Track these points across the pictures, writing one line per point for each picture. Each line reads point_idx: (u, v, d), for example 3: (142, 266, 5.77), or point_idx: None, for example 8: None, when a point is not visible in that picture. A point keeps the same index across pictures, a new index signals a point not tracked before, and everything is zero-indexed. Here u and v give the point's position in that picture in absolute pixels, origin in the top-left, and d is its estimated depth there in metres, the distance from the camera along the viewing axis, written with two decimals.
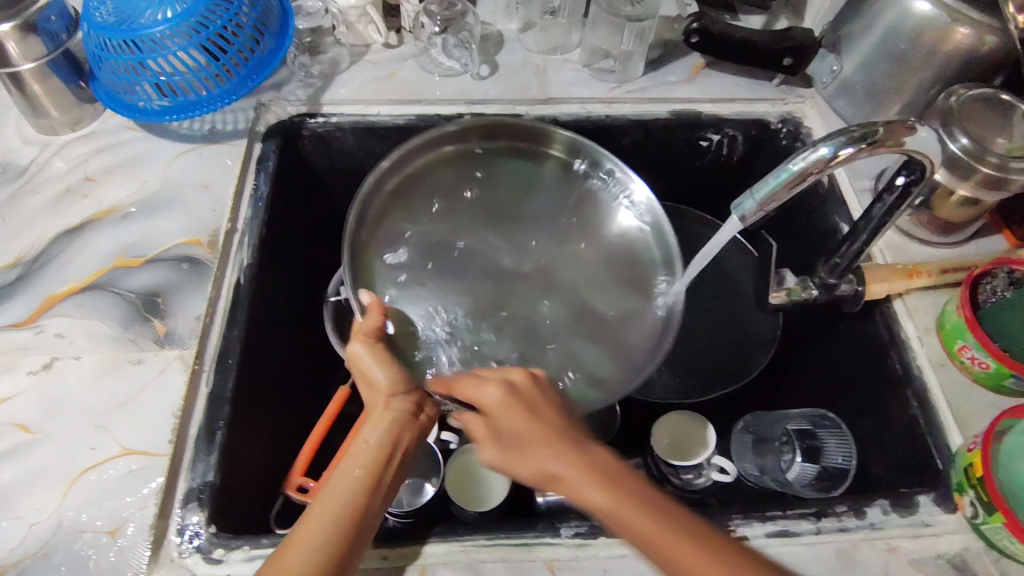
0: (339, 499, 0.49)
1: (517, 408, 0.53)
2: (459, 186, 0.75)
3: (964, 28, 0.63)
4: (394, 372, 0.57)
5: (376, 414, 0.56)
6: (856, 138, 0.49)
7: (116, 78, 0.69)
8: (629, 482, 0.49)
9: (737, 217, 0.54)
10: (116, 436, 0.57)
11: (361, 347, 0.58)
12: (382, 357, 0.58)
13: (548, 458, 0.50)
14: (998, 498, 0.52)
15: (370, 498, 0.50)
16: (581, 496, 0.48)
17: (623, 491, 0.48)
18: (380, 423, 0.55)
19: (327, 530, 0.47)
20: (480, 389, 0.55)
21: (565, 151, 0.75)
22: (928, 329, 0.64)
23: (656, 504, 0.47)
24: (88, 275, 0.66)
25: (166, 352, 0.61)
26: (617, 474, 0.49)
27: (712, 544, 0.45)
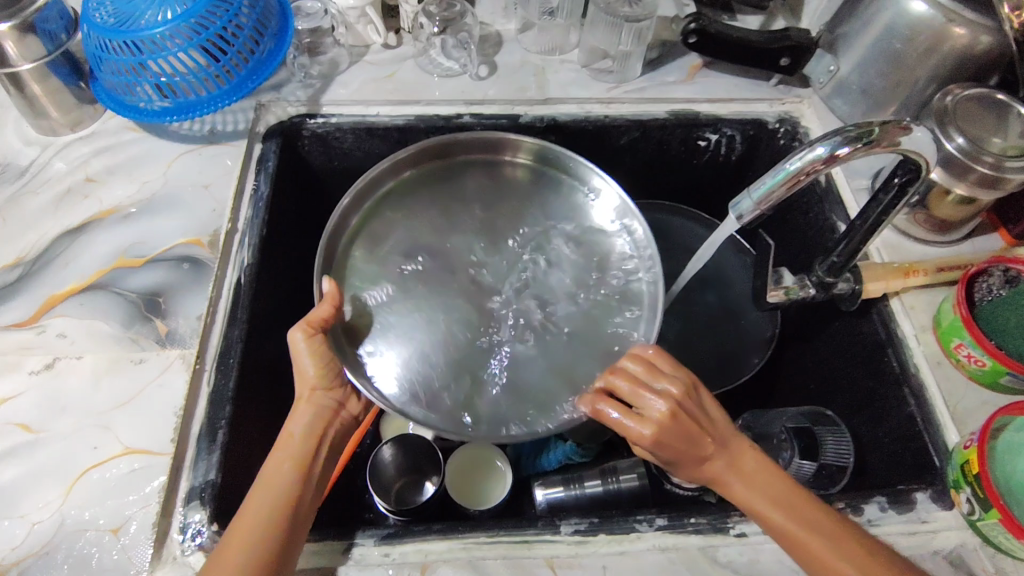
0: (268, 494, 0.52)
1: (692, 427, 0.53)
2: (445, 202, 0.73)
3: (959, 29, 0.64)
4: (325, 365, 0.58)
5: (303, 405, 0.58)
6: (852, 138, 0.49)
7: (117, 79, 0.69)
8: (789, 492, 0.52)
9: (734, 216, 0.55)
10: (118, 435, 0.57)
11: (303, 337, 0.58)
12: (321, 351, 0.58)
13: (725, 468, 0.54)
14: (994, 494, 0.52)
15: (303, 487, 0.53)
16: (763, 505, 0.52)
17: (783, 502, 0.52)
18: (308, 413, 0.58)
19: (262, 529, 0.49)
20: (641, 401, 0.53)
21: (532, 159, 0.75)
22: (924, 328, 0.65)
23: (814, 518, 0.50)
24: (90, 276, 0.66)
25: (167, 352, 0.61)
26: (774, 482, 0.53)
27: (870, 547, 0.49)
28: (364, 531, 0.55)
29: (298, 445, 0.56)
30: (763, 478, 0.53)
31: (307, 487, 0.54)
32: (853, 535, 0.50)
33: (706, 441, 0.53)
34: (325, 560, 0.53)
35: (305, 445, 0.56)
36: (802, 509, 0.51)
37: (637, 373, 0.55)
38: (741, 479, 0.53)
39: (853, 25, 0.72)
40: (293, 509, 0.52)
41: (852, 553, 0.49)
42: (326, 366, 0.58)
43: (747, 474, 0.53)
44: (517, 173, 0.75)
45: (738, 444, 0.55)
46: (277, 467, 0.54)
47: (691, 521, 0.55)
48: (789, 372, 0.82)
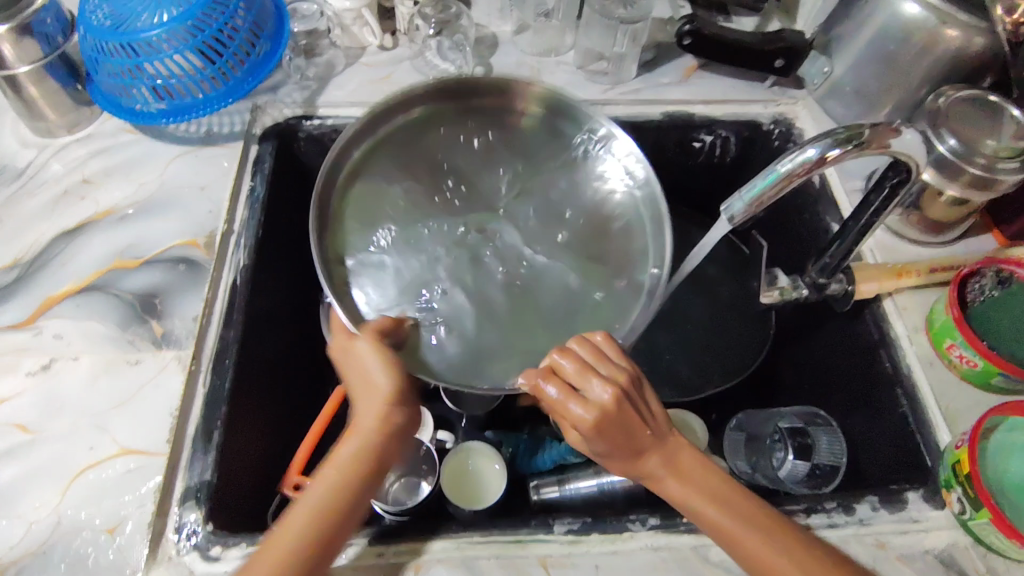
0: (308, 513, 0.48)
1: (631, 415, 0.51)
2: (450, 152, 0.69)
3: (952, 31, 0.64)
4: (393, 377, 0.53)
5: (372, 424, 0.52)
6: (842, 140, 0.50)
7: (113, 81, 0.69)
8: (727, 491, 0.51)
9: (726, 218, 0.54)
10: (114, 436, 0.57)
11: (367, 344, 0.54)
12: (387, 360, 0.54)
13: (661, 463, 0.52)
14: (984, 494, 0.52)
15: (348, 514, 0.49)
16: (699, 502, 0.51)
17: (716, 500, 0.51)
18: (360, 431, 0.52)
19: (294, 549, 0.46)
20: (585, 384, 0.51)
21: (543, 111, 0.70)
22: (917, 328, 0.65)
23: (754, 514, 0.49)
24: (87, 277, 0.67)
25: (163, 353, 0.61)
26: (709, 479, 0.52)
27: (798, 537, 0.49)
28: (359, 531, 0.55)
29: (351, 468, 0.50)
30: (696, 475, 0.52)
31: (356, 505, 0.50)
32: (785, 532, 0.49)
33: (644, 433, 0.52)
34: None
35: (353, 463, 0.51)
36: (736, 504, 0.50)
37: (585, 358, 0.53)
38: (677, 475, 0.52)
39: (847, 26, 0.72)
40: (330, 538, 0.48)
41: (790, 549, 0.48)
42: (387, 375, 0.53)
43: (685, 469, 0.52)
44: (528, 132, 0.71)
45: (674, 439, 0.53)
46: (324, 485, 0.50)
47: (683, 521, 0.55)
48: (784, 371, 0.82)
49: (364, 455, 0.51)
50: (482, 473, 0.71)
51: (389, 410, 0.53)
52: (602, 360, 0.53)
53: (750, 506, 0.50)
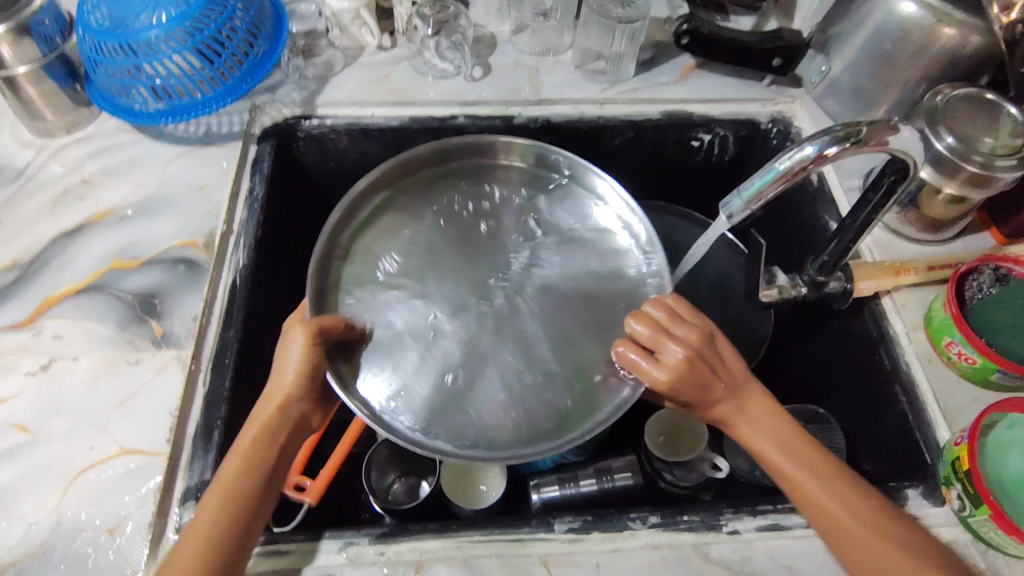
0: (222, 494, 0.50)
1: (705, 365, 0.56)
2: (442, 198, 0.71)
3: (949, 29, 0.65)
4: (307, 366, 0.56)
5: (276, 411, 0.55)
6: (841, 138, 0.50)
7: (112, 81, 0.69)
8: (801, 445, 0.54)
9: (724, 216, 0.55)
10: (114, 436, 0.57)
11: (301, 336, 0.56)
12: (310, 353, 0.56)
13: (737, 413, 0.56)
14: (984, 491, 0.52)
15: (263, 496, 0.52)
16: (770, 450, 0.55)
17: (787, 449, 0.54)
18: (269, 414, 0.55)
19: (213, 529, 0.49)
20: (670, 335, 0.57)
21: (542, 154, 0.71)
22: (915, 326, 0.65)
23: (826, 465, 0.53)
24: (86, 277, 0.67)
25: (163, 352, 0.62)
26: (780, 430, 0.55)
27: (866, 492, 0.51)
28: (360, 530, 0.55)
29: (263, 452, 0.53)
30: (772, 425, 0.56)
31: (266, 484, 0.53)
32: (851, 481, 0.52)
33: (717, 386, 0.56)
34: (323, 558, 0.54)
35: (260, 442, 0.54)
36: (803, 455, 0.54)
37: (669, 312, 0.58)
38: (751, 424, 0.56)
39: (844, 25, 0.72)
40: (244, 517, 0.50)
41: (846, 497, 0.51)
42: (304, 369, 0.56)
43: (755, 416, 0.56)
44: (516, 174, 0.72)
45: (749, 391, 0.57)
46: (234, 465, 0.52)
47: (684, 519, 0.55)
48: (784, 369, 0.82)
49: (274, 437, 0.54)
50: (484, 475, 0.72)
51: (294, 399, 0.56)
52: (677, 320, 0.57)
53: (815, 456, 0.54)
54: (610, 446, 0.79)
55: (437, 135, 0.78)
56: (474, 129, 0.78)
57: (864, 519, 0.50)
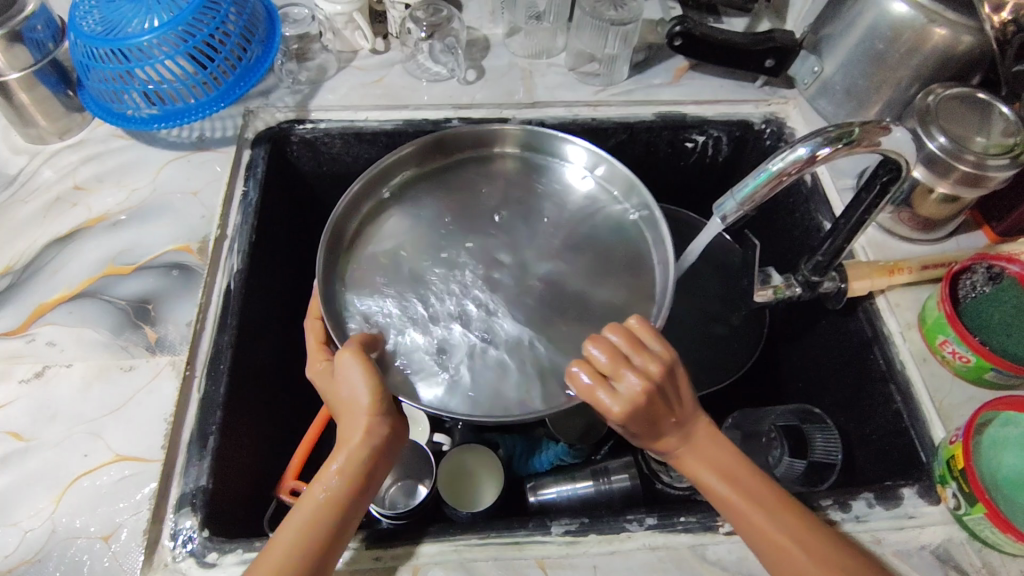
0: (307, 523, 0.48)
1: (655, 401, 0.51)
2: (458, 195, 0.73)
3: (941, 29, 0.65)
4: (380, 393, 0.52)
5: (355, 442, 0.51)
6: (833, 138, 0.50)
7: (105, 87, 0.69)
8: (745, 476, 0.51)
9: (718, 217, 0.55)
10: (108, 442, 0.57)
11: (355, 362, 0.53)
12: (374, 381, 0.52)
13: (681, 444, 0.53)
14: (979, 489, 0.53)
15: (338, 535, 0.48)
16: (713, 485, 0.51)
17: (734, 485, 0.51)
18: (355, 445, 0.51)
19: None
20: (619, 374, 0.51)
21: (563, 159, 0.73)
22: (909, 325, 0.66)
23: (772, 497, 0.50)
24: (79, 283, 0.66)
25: (157, 358, 0.61)
26: (721, 463, 0.52)
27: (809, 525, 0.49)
28: (356, 534, 0.55)
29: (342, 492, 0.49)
30: (718, 460, 0.52)
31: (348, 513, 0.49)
32: (796, 521, 0.49)
33: (666, 421, 0.52)
34: None
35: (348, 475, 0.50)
36: (750, 487, 0.50)
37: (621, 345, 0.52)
38: (697, 456, 0.53)
39: (836, 25, 0.72)
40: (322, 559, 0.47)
41: (795, 532, 0.48)
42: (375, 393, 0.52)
43: (702, 448, 0.53)
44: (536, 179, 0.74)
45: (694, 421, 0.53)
46: (318, 500, 0.49)
47: (680, 520, 0.55)
48: (780, 369, 0.83)
49: (362, 467, 0.50)
50: (480, 478, 0.72)
51: (373, 426, 0.51)
52: (632, 347, 0.52)
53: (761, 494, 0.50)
54: (606, 447, 0.79)
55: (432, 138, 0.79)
56: None
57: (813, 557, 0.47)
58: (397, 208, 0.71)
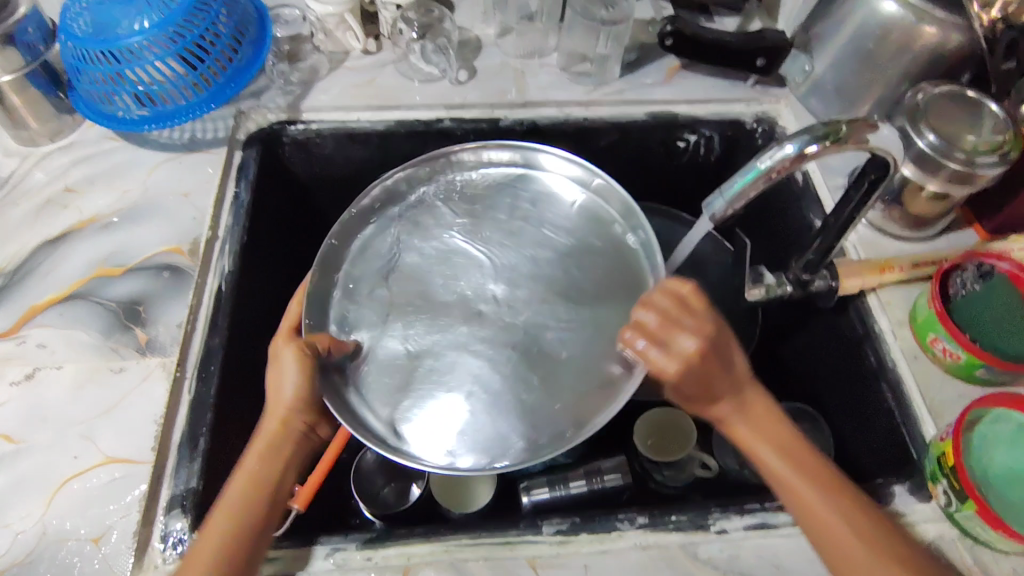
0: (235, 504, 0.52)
1: (710, 366, 0.52)
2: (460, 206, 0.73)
3: (930, 28, 0.65)
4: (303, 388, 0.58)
5: (272, 426, 0.57)
6: (821, 136, 0.50)
7: (95, 88, 0.69)
8: (802, 455, 0.53)
9: (707, 216, 0.55)
10: (99, 444, 0.57)
11: (293, 353, 0.59)
12: (304, 372, 0.58)
13: (732, 413, 0.54)
14: (969, 486, 0.53)
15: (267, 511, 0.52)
16: (764, 455, 0.53)
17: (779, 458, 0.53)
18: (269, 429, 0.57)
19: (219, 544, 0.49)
20: (675, 335, 0.52)
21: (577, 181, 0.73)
22: (901, 323, 0.66)
23: (823, 478, 0.51)
24: (70, 285, 0.66)
25: (148, 360, 0.61)
26: (768, 432, 0.54)
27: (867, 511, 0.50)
28: (347, 535, 0.55)
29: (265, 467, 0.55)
30: (767, 430, 0.54)
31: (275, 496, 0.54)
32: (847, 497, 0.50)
33: (720, 387, 0.54)
34: (309, 565, 0.53)
35: (263, 456, 0.55)
36: (806, 463, 0.52)
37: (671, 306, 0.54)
38: (750, 424, 0.54)
39: (827, 24, 0.72)
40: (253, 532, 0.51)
41: (847, 514, 0.50)
42: (302, 383, 0.58)
43: (757, 418, 0.54)
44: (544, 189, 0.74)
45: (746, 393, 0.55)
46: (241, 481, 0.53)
47: (672, 518, 0.55)
48: (770, 368, 0.82)
49: (279, 451, 0.56)
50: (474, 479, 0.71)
51: (291, 415, 0.58)
52: (676, 321, 0.53)
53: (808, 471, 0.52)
54: (600, 446, 0.79)
55: (423, 138, 0.78)
56: (460, 132, 0.78)
57: (863, 539, 0.49)
58: (394, 228, 0.72)
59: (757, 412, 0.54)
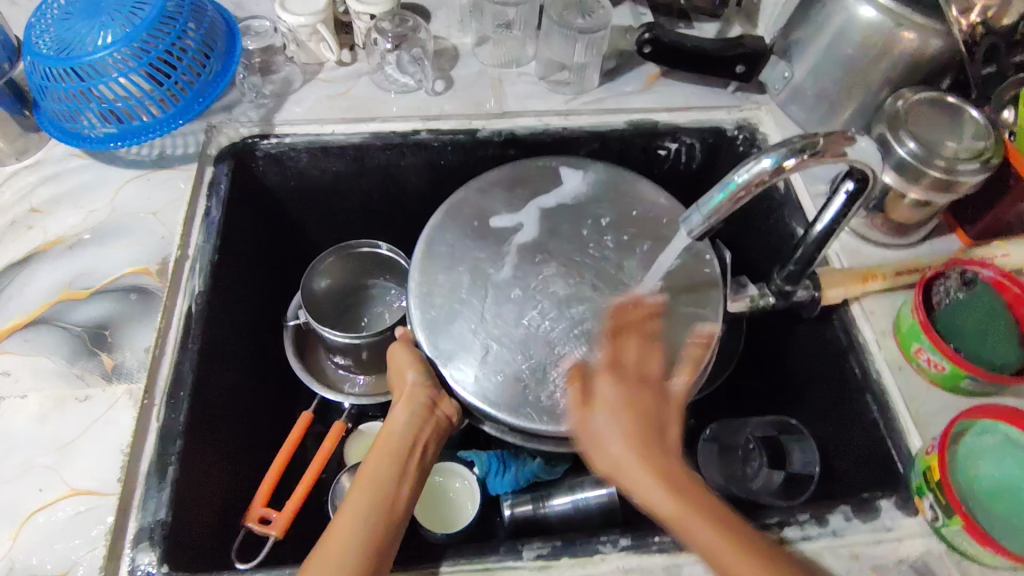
0: (369, 500, 0.52)
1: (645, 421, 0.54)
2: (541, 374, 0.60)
3: (910, 33, 0.64)
4: (422, 364, 0.60)
5: (399, 407, 0.59)
6: (798, 149, 0.49)
7: (60, 106, 0.67)
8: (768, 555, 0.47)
9: (685, 231, 0.53)
10: (64, 476, 0.55)
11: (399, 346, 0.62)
12: (413, 360, 0.61)
13: (636, 412, 0.54)
14: (956, 502, 0.52)
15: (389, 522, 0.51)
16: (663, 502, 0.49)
17: (656, 463, 0.51)
18: (403, 413, 0.58)
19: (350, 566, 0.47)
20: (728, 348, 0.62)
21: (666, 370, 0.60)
22: (884, 333, 0.65)
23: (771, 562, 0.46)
24: (34, 310, 0.64)
25: (114, 387, 0.59)
26: (648, 436, 0.53)
27: None
28: None
29: (391, 457, 0.55)
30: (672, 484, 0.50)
31: (408, 491, 0.54)
32: (746, 533, 0.48)
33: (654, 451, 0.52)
34: None
35: (393, 447, 0.56)
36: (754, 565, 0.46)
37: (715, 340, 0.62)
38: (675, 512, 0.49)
39: (806, 30, 0.71)
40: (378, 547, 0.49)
41: None
42: (419, 367, 0.60)
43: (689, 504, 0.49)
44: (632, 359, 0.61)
45: (638, 397, 0.55)
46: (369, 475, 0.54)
47: (655, 540, 0.54)
48: (755, 378, 0.82)
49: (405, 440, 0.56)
50: (451, 498, 0.72)
51: (416, 398, 0.58)
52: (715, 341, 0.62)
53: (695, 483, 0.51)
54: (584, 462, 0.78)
55: (400, 151, 0.77)
56: (437, 143, 0.77)
57: None
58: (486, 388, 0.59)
59: (637, 403, 0.55)
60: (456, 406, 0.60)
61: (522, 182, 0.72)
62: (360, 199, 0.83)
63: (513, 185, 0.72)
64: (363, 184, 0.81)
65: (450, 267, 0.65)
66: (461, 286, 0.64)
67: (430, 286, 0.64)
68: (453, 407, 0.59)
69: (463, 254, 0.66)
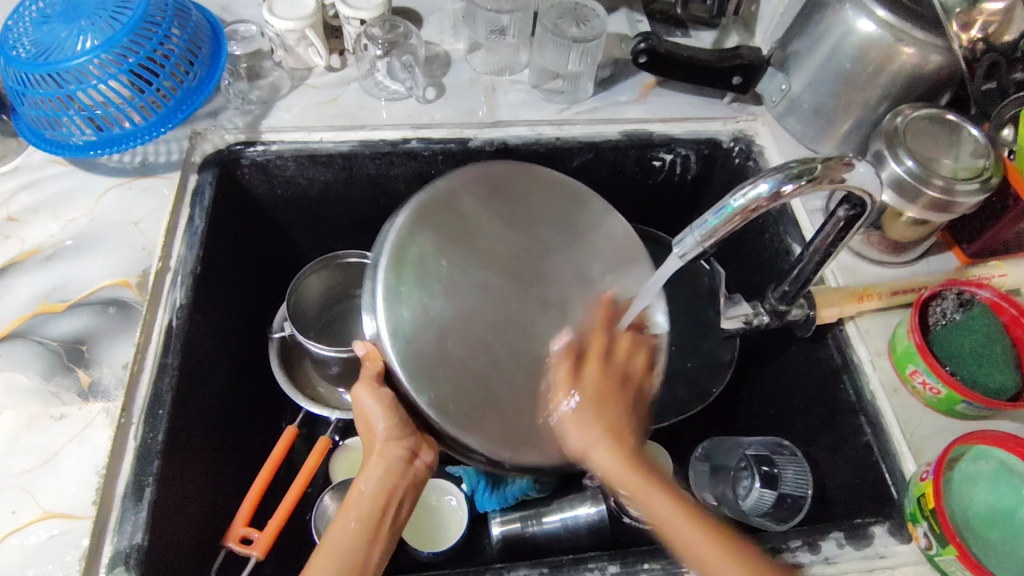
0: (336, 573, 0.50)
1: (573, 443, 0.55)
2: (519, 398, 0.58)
3: (908, 48, 0.63)
4: (391, 412, 0.54)
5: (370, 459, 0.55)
6: (795, 174, 0.47)
7: (39, 113, 0.65)
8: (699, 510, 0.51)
9: (677, 252, 0.52)
10: (36, 498, 0.53)
11: (364, 388, 0.55)
12: (384, 406, 0.54)
13: (621, 460, 0.53)
14: (950, 531, 0.51)
15: None
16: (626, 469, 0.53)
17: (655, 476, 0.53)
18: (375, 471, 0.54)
19: None
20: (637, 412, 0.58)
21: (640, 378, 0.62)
22: (880, 353, 0.64)
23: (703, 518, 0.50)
24: (9, 324, 0.62)
25: (90, 406, 0.57)
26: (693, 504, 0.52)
27: None
28: None
29: (362, 520, 0.52)
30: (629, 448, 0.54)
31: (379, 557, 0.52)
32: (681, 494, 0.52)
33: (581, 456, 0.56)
34: None
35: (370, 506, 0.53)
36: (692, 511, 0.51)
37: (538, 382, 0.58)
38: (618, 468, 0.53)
39: (803, 42, 0.70)
40: None
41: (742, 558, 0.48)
42: (389, 414, 0.54)
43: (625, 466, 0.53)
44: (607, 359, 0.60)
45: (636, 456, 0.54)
46: (337, 542, 0.51)
47: (644, 567, 0.53)
48: (749, 394, 0.81)
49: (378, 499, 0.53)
50: (437, 515, 0.72)
51: (388, 454, 0.54)
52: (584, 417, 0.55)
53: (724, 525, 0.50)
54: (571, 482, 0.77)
55: (389, 159, 0.75)
56: (428, 153, 0.75)
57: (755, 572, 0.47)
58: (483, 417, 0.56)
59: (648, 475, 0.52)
60: (433, 451, 0.57)
61: (490, 184, 0.65)
62: (353, 209, 0.82)
63: (478, 185, 0.65)
64: (352, 192, 0.79)
65: (428, 272, 0.58)
66: (438, 303, 0.57)
67: (409, 288, 0.56)
68: (431, 456, 0.56)
69: (437, 238, 0.60)
